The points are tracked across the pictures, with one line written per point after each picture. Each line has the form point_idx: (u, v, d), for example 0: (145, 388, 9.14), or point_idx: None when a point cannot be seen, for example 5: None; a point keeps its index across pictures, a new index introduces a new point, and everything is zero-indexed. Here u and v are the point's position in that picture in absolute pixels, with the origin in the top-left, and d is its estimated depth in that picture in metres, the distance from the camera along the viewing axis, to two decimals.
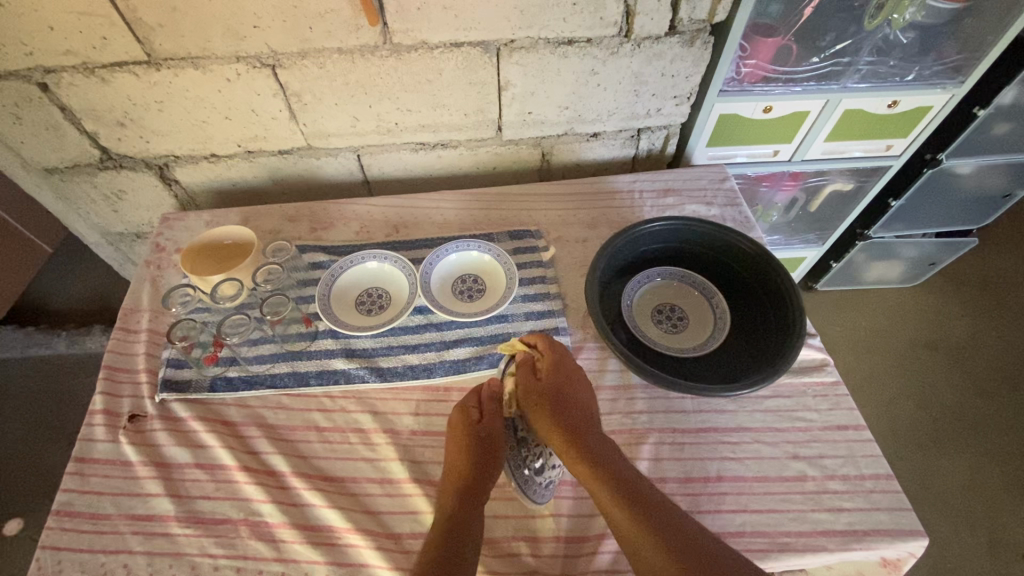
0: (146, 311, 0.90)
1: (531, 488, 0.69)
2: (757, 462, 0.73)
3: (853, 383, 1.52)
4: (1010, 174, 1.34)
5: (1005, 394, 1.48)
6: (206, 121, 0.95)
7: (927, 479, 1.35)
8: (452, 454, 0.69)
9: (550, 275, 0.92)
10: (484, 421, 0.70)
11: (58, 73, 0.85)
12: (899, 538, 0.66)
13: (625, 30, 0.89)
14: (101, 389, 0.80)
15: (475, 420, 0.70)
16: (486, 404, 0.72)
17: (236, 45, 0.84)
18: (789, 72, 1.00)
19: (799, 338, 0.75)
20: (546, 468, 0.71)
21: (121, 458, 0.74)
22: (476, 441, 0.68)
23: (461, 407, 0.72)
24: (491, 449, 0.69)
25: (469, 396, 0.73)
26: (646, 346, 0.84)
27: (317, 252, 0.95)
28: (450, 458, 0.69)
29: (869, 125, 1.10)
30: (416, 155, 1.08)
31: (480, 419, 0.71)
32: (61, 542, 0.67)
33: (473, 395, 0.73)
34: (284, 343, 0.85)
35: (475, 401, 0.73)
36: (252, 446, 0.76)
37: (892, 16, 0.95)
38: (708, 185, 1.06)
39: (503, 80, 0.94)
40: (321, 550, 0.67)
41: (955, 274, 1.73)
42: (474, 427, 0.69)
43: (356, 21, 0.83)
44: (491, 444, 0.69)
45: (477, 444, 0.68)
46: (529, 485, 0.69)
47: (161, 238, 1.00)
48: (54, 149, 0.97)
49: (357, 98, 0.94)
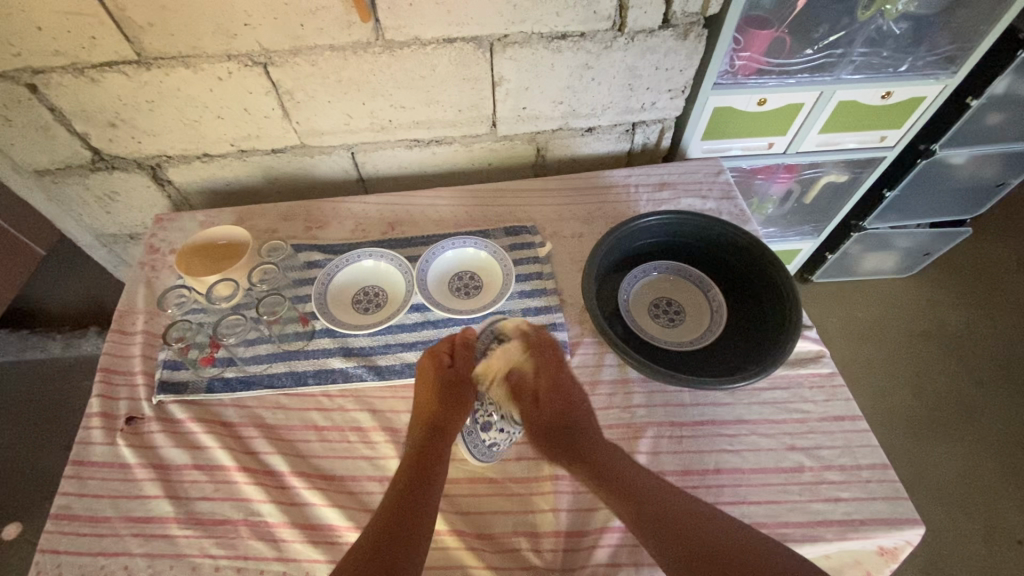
0: (142, 312, 0.89)
1: (471, 441, 0.72)
2: (755, 454, 0.73)
3: (849, 373, 1.53)
4: (1002, 163, 1.35)
5: (1001, 382, 1.49)
6: (199, 121, 0.95)
7: (923, 468, 1.36)
8: (424, 399, 0.72)
9: (546, 271, 0.92)
10: (455, 365, 0.74)
11: (48, 74, 0.84)
12: (896, 526, 0.67)
13: (618, 23, 0.89)
14: (97, 391, 0.79)
15: (446, 364, 0.74)
16: (458, 351, 0.75)
17: (226, 43, 0.84)
18: (783, 64, 0.99)
19: (795, 330, 0.75)
20: (493, 428, 0.72)
21: (119, 460, 0.74)
22: (443, 385, 0.72)
23: (433, 352, 0.75)
24: (459, 393, 0.72)
25: (445, 342, 0.77)
26: (643, 341, 0.84)
27: (313, 251, 0.95)
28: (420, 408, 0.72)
29: (862, 116, 1.10)
30: (411, 151, 1.08)
31: (451, 364, 0.74)
32: (60, 546, 0.67)
33: (446, 343, 0.77)
34: (281, 343, 0.84)
35: (447, 347, 0.76)
36: (251, 446, 0.76)
37: (885, 7, 0.94)
38: (704, 178, 1.06)
39: (497, 76, 0.94)
40: (321, 549, 0.67)
41: (948, 264, 1.74)
42: (445, 371, 0.73)
43: (348, 18, 0.82)
44: (458, 390, 0.72)
45: (444, 392, 0.72)
46: (471, 437, 0.72)
47: (155, 239, 1.00)
48: (45, 151, 0.97)
49: (351, 95, 0.93)
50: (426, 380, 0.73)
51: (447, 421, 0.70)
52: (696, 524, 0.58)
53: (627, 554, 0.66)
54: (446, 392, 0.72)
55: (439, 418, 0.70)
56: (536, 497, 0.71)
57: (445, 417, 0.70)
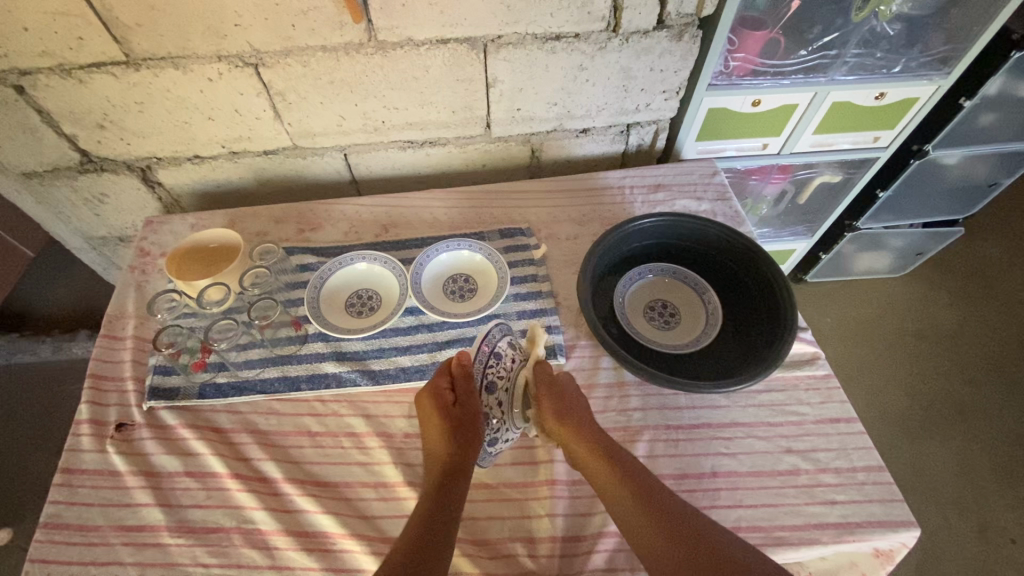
0: (132, 317, 0.88)
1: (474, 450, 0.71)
2: (750, 457, 0.73)
3: (843, 373, 1.54)
4: (994, 164, 1.35)
5: (992, 379, 1.50)
6: (189, 122, 0.93)
7: (917, 466, 1.37)
8: (433, 437, 0.67)
9: (541, 273, 0.91)
10: (459, 402, 0.67)
11: (35, 75, 0.83)
12: (891, 528, 0.67)
13: (613, 24, 0.89)
14: (86, 398, 0.78)
15: (450, 402, 0.68)
16: (459, 381, 0.68)
17: (217, 44, 0.83)
18: (778, 65, 0.99)
19: (791, 332, 0.76)
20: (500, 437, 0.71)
21: (109, 468, 0.73)
22: (452, 426, 0.66)
23: (433, 391, 0.69)
24: (469, 431, 0.66)
25: (443, 377, 0.70)
26: (638, 343, 0.84)
27: (306, 254, 0.94)
28: (433, 443, 0.67)
29: (856, 116, 1.10)
30: (404, 153, 1.07)
31: (456, 401, 0.68)
32: (49, 556, 0.66)
33: (445, 377, 0.70)
34: (274, 347, 0.84)
35: (447, 382, 0.70)
36: (244, 452, 0.75)
37: (879, 8, 0.94)
38: (698, 179, 1.06)
39: (491, 77, 0.93)
40: (316, 556, 0.66)
41: (940, 263, 1.75)
42: (450, 410, 0.67)
43: (340, 18, 0.81)
44: (468, 426, 0.66)
45: (455, 429, 0.66)
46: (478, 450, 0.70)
47: (146, 242, 0.99)
48: (31, 153, 0.95)
49: (343, 96, 0.92)
50: (431, 421, 0.67)
51: (461, 463, 0.65)
52: (736, 563, 0.54)
53: (623, 559, 0.66)
54: (457, 431, 0.66)
55: (453, 458, 0.65)
56: (533, 502, 0.70)
57: (457, 457, 0.65)
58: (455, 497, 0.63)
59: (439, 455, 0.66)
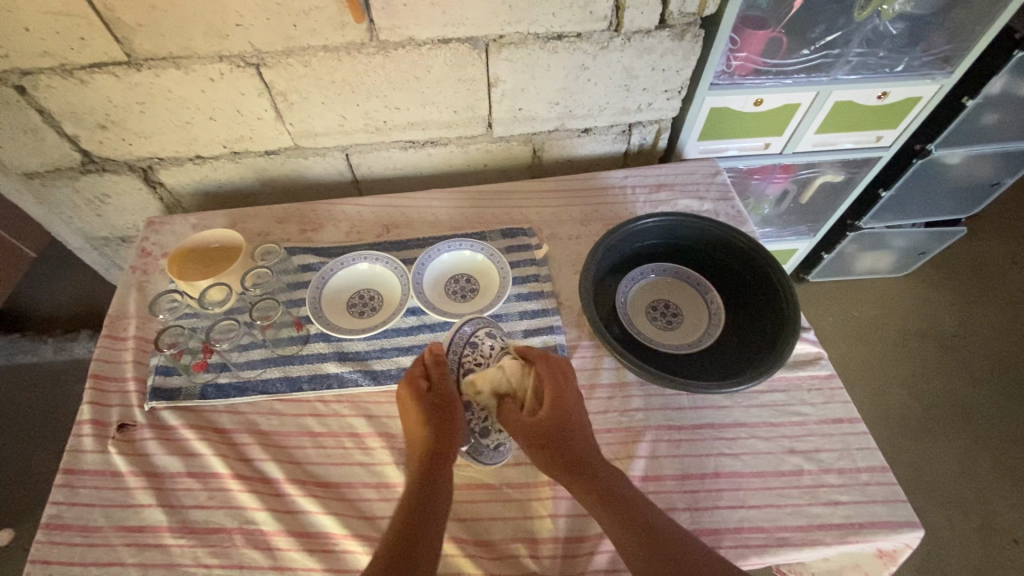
0: (133, 317, 0.88)
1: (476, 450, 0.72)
2: (753, 457, 0.73)
3: (846, 374, 1.53)
4: (997, 163, 1.35)
5: (994, 380, 1.50)
6: (191, 122, 0.93)
7: (920, 468, 1.36)
8: (411, 427, 0.68)
9: (543, 273, 0.91)
10: (433, 388, 0.69)
11: (36, 75, 0.83)
12: (895, 529, 0.66)
13: (615, 24, 0.89)
14: (89, 398, 0.78)
15: (424, 390, 0.68)
16: (432, 369, 0.70)
17: (218, 44, 0.83)
18: (780, 64, 0.99)
19: (795, 331, 0.75)
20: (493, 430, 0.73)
21: (111, 469, 0.73)
22: (428, 412, 0.67)
23: (408, 379, 0.69)
24: (447, 415, 0.67)
25: (417, 366, 0.71)
26: (641, 343, 0.84)
27: (308, 254, 0.94)
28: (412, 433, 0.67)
29: (859, 116, 1.10)
30: (405, 153, 1.07)
31: (429, 388, 0.69)
32: (51, 556, 0.66)
33: (419, 366, 0.71)
34: (276, 348, 0.84)
35: (421, 370, 0.71)
36: (245, 452, 0.75)
37: (881, 7, 0.94)
38: (701, 179, 1.06)
39: (492, 77, 0.93)
40: (317, 557, 0.66)
41: (943, 263, 1.74)
42: (426, 397, 0.68)
43: (342, 18, 0.81)
44: (446, 411, 0.67)
45: (432, 415, 0.67)
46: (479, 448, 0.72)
47: (148, 242, 0.99)
48: (33, 154, 0.95)
49: (345, 96, 0.92)
50: (408, 411, 0.68)
51: (441, 447, 0.65)
52: None
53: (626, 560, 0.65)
54: (434, 418, 0.66)
55: (431, 443, 0.65)
56: (535, 502, 0.70)
57: (437, 441, 0.65)
58: (440, 482, 0.63)
59: (420, 443, 0.66)
